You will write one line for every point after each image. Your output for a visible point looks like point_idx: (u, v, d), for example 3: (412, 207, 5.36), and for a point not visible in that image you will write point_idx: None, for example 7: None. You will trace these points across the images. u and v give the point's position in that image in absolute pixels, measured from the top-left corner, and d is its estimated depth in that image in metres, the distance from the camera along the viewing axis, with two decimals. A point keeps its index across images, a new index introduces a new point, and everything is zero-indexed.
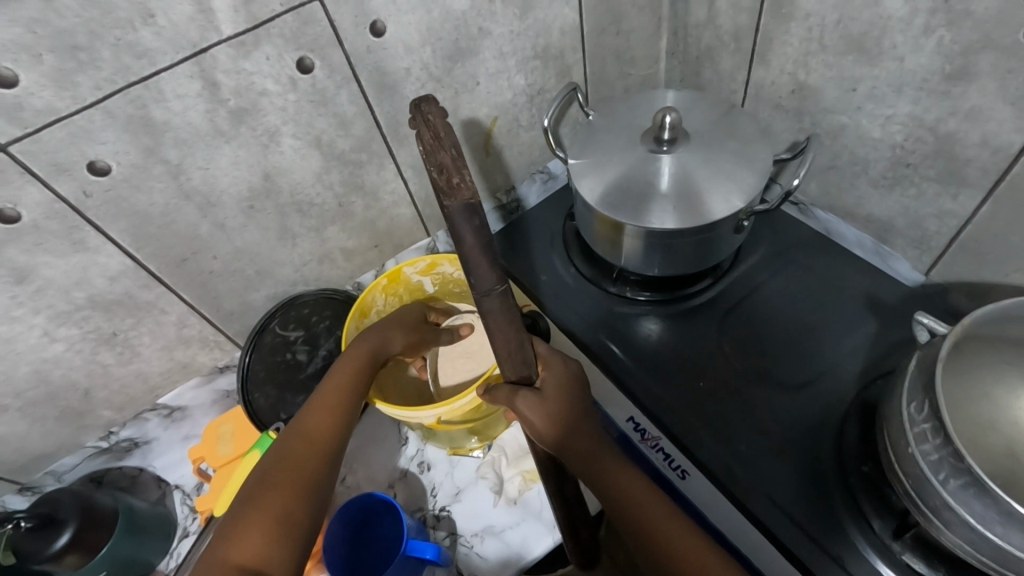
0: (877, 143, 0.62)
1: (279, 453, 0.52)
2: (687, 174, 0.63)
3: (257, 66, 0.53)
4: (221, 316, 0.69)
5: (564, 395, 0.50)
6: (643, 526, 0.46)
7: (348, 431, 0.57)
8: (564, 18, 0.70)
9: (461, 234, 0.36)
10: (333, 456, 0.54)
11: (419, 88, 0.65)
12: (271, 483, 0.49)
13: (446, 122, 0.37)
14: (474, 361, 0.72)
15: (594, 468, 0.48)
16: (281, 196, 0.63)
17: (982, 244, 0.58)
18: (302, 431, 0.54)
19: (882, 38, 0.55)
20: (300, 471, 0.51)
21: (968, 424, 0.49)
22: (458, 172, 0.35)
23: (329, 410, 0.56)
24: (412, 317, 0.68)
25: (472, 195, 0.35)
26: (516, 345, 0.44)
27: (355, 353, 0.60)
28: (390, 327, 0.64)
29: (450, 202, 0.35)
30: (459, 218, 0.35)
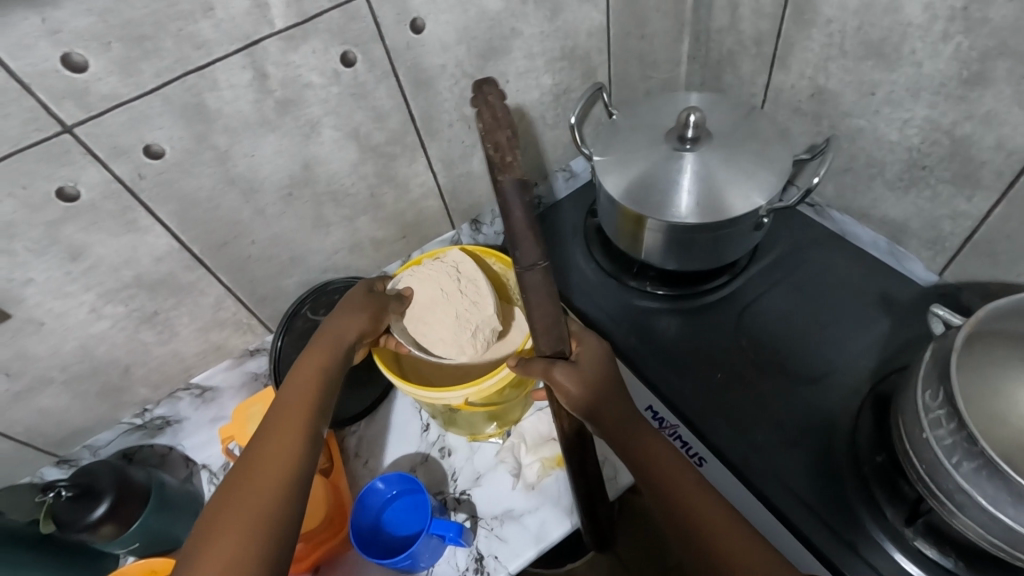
0: (894, 145, 0.64)
1: (232, 482, 0.49)
2: (709, 172, 0.66)
3: (304, 59, 0.56)
4: (255, 299, 0.72)
5: (600, 364, 0.52)
6: (668, 496, 0.48)
7: (315, 447, 0.54)
8: (591, 21, 0.72)
9: (511, 210, 0.39)
10: (301, 473, 0.51)
11: (452, 85, 0.67)
12: (225, 517, 0.46)
13: (502, 102, 0.42)
14: (445, 312, 0.67)
15: (619, 435, 0.51)
16: (318, 185, 0.66)
17: (995, 245, 0.60)
18: (258, 452, 0.51)
19: (901, 44, 0.57)
20: (260, 495, 0.47)
21: (981, 415, 0.51)
22: (511, 151, 0.39)
23: (289, 431, 0.53)
24: (360, 301, 0.65)
25: (521, 173, 0.39)
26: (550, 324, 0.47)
27: (309, 364, 0.59)
28: (341, 329, 0.62)
29: (505, 176, 0.39)
30: (510, 195, 0.39)
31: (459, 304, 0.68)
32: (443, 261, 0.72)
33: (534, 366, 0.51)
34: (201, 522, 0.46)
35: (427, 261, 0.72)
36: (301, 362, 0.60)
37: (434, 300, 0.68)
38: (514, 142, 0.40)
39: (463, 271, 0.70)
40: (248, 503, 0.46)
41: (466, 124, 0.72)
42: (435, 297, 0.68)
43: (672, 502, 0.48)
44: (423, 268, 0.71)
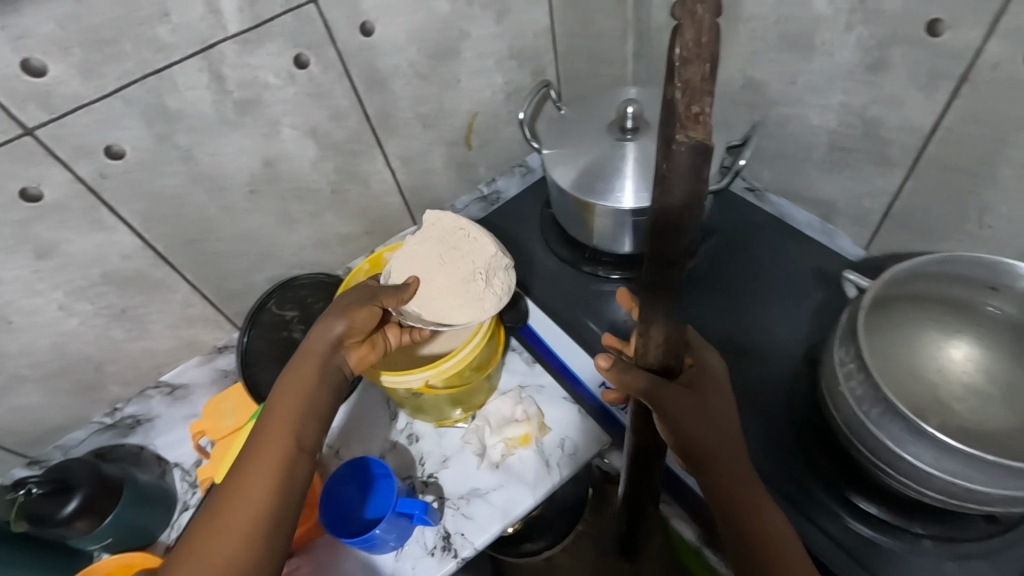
0: (818, 129, 0.69)
1: (225, 493, 0.50)
2: (649, 159, 0.70)
3: (260, 62, 0.59)
4: (222, 296, 0.74)
5: (705, 382, 0.47)
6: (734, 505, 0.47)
7: (299, 473, 0.53)
8: (537, 22, 0.77)
9: (669, 193, 0.28)
10: (286, 496, 0.51)
11: (405, 84, 0.71)
12: (212, 535, 0.48)
13: (716, 19, 0.25)
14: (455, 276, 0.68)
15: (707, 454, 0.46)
16: (281, 182, 0.69)
17: (910, 217, 0.66)
18: (246, 467, 0.52)
19: (815, 36, 0.62)
20: (245, 520, 0.49)
21: (895, 372, 0.56)
22: (702, 98, 0.25)
23: (277, 444, 0.53)
24: (341, 307, 0.63)
25: (706, 136, 0.25)
26: (668, 334, 0.37)
27: (296, 379, 0.58)
28: (321, 340, 0.60)
29: (684, 138, 0.26)
30: (676, 176, 0.27)
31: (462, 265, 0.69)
32: (417, 241, 0.72)
33: (636, 373, 0.41)
34: (193, 532, 0.49)
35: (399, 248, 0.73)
36: (290, 371, 0.58)
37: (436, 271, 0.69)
38: (711, 85, 0.25)
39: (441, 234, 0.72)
40: (218, 543, 0.47)
41: (422, 122, 0.76)
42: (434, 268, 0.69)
43: (736, 512, 0.47)
44: (401, 257, 0.71)
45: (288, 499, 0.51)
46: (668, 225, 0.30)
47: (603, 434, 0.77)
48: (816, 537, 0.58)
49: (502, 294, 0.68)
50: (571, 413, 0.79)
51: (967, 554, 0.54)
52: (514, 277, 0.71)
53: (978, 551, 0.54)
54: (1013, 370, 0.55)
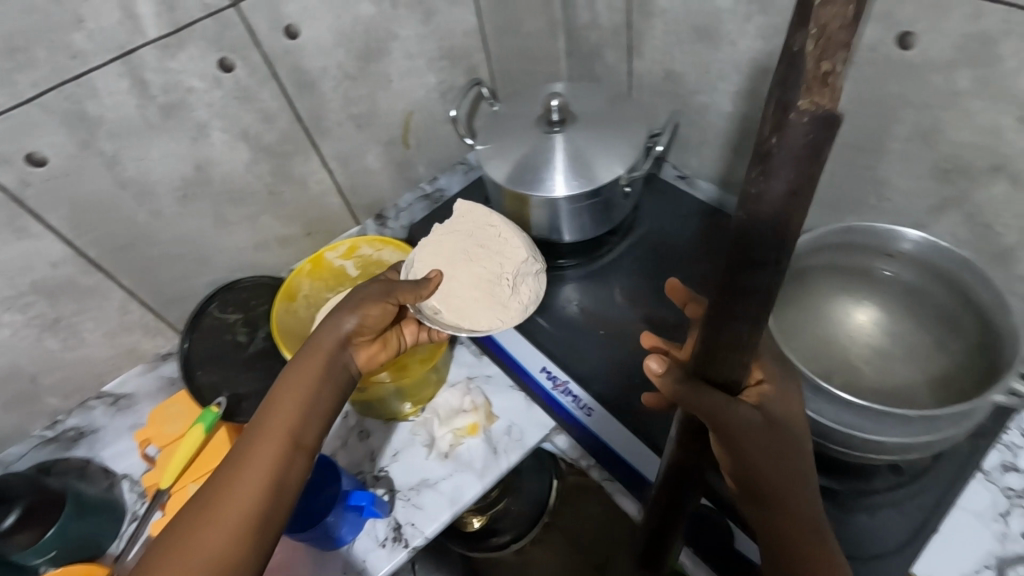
0: (732, 115, 0.73)
1: (217, 480, 0.48)
2: (576, 148, 0.73)
3: (182, 66, 0.60)
4: (161, 302, 0.74)
5: (773, 407, 0.43)
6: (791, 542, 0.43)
7: (294, 468, 0.50)
8: (465, 22, 0.79)
9: (768, 179, 0.25)
10: (278, 492, 0.48)
11: (335, 85, 0.72)
12: (196, 525, 0.45)
13: None
14: (481, 276, 0.69)
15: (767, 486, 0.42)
16: (213, 186, 0.69)
17: (820, 195, 0.70)
18: (239, 456, 0.49)
19: (721, 27, 0.66)
20: (233, 509, 0.46)
21: (807, 338, 0.59)
22: (836, 55, 0.21)
23: (274, 438, 0.51)
24: (353, 302, 0.64)
25: (833, 104, 0.22)
26: (741, 358, 0.34)
27: (300, 372, 0.56)
28: (332, 331, 0.61)
29: (805, 106, 0.22)
30: (781, 162, 0.24)
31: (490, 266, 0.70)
32: (443, 228, 0.74)
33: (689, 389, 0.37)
34: (177, 520, 0.46)
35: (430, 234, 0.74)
36: (295, 365, 0.57)
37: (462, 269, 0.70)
38: (850, 37, 0.21)
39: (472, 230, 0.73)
40: (201, 537, 0.44)
41: (356, 123, 0.77)
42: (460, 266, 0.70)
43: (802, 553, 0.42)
44: (431, 244, 0.73)
45: (280, 493, 0.48)
46: (755, 222, 0.26)
47: (546, 418, 0.78)
48: None
49: (525, 302, 0.70)
50: (517, 400, 0.80)
51: (878, 505, 0.58)
52: (541, 284, 0.72)
53: (887, 500, 0.58)
54: (908, 329, 0.59)
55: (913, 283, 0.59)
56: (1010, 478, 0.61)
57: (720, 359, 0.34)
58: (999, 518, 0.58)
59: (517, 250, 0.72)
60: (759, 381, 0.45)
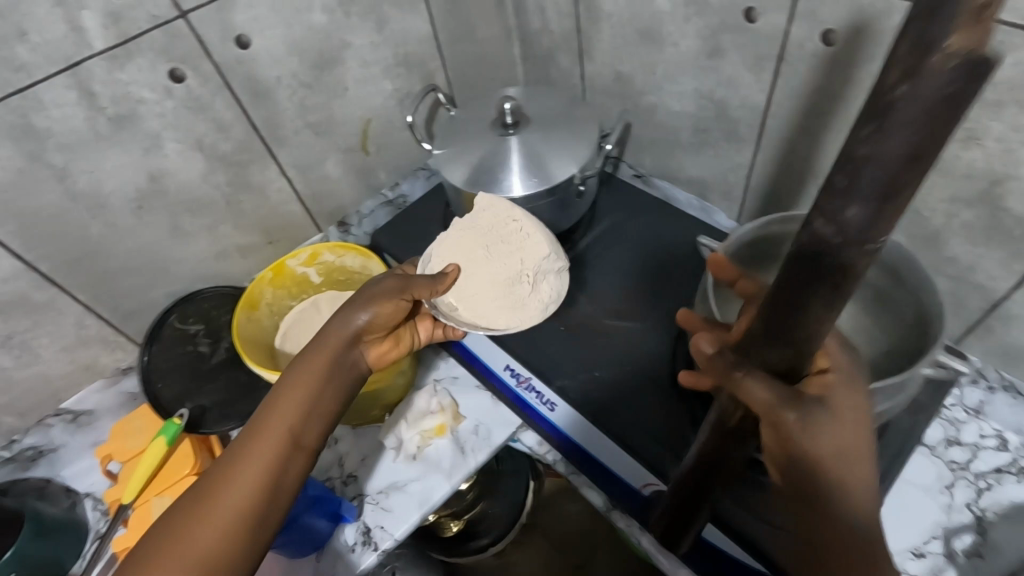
0: (679, 114, 0.76)
1: (217, 474, 0.48)
2: (531, 149, 0.75)
3: (131, 77, 0.60)
4: (119, 315, 0.74)
5: (841, 402, 0.36)
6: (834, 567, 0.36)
7: (294, 469, 0.50)
8: (419, 30, 0.81)
9: (885, 138, 0.21)
10: (277, 494, 0.48)
11: (290, 94, 0.73)
12: (192, 521, 0.45)
13: None
14: (500, 274, 0.69)
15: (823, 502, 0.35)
16: (169, 197, 0.69)
17: (766, 187, 0.73)
18: (241, 452, 0.49)
19: (662, 30, 0.68)
20: (231, 508, 0.46)
21: None
22: None
23: (277, 438, 0.50)
24: (367, 296, 0.62)
25: (983, 46, 0.19)
26: (802, 338, 0.30)
27: (305, 371, 0.54)
28: (343, 326, 0.59)
29: (955, 47, 0.19)
30: (903, 120, 0.21)
31: (510, 263, 0.70)
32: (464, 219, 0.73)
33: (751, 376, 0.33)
34: (177, 509, 0.46)
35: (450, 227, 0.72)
36: (303, 359, 0.55)
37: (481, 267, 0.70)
38: None
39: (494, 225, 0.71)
40: (190, 538, 0.44)
41: (313, 131, 0.78)
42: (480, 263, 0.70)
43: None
44: (449, 238, 0.72)
45: (279, 495, 0.49)
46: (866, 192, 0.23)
47: (512, 416, 0.80)
48: None
49: (546, 300, 0.70)
50: (484, 400, 0.82)
51: None
52: (562, 281, 0.72)
53: None
54: None
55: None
56: (954, 452, 0.66)
57: (775, 336, 0.31)
58: (944, 489, 0.64)
59: (539, 246, 0.71)
60: (823, 370, 0.38)
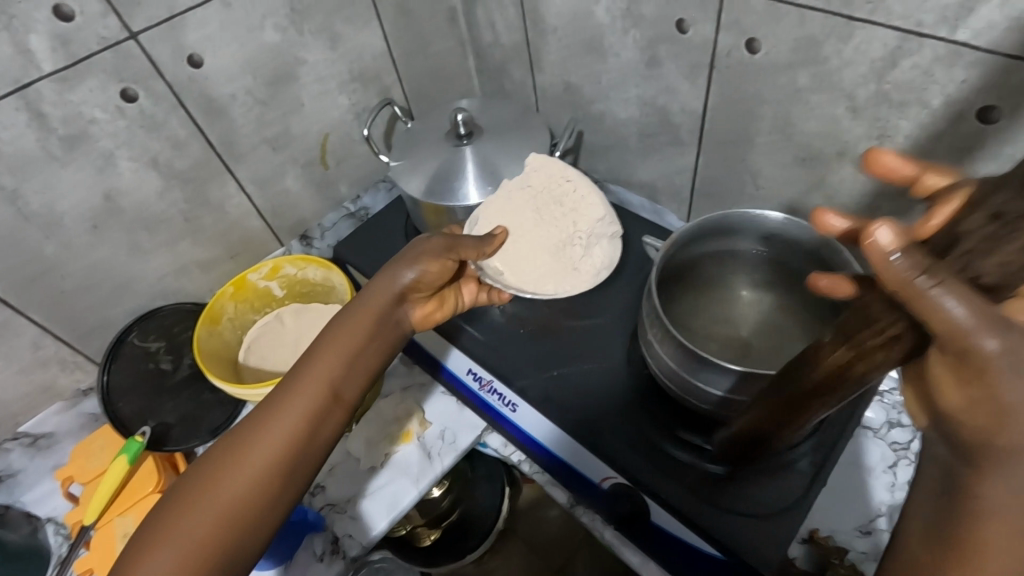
0: (625, 120, 0.79)
1: (259, 415, 0.51)
2: (484, 158, 0.77)
3: (82, 98, 0.61)
4: (78, 335, 0.74)
5: None
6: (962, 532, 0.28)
7: (326, 419, 0.53)
8: (373, 46, 0.83)
9: None
10: (311, 439, 0.51)
11: (246, 111, 0.74)
12: (232, 454, 0.49)
13: None
14: (550, 238, 0.73)
15: (988, 461, 0.27)
16: (125, 215, 0.70)
17: (710, 188, 0.76)
18: (281, 397, 0.52)
19: (605, 42, 0.72)
20: (266, 447, 0.49)
21: (699, 324, 0.66)
22: None
23: (312, 385, 0.52)
24: (414, 253, 0.62)
25: None
26: None
27: (348, 327, 0.57)
28: (384, 285, 0.60)
29: None
30: None
31: (562, 226, 0.74)
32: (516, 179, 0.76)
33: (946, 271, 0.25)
34: (221, 443, 0.50)
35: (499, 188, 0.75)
36: (344, 315, 0.58)
37: (531, 230, 0.73)
38: None
39: (546, 187, 0.75)
40: (233, 472, 0.48)
41: (271, 145, 0.79)
42: (530, 225, 0.73)
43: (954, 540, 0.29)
44: (499, 199, 0.74)
45: (311, 440, 0.51)
46: None
47: (478, 421, 0.81)
48: (657, 478, 0.63)
49: (596, 265, 0.75)
50: (449, 405, 0.83)
51: (780, 467, 0.62)
52: (613, 247, 0.76)
53: (789, 461, 0.62)
54: (784, 303, 0.65)
55: (774, 255, 0.64)
56: (896, 433, 0.70)
57: None
58: (888, 469, 0.68)
59: (592, 209, 0.75)
60: None
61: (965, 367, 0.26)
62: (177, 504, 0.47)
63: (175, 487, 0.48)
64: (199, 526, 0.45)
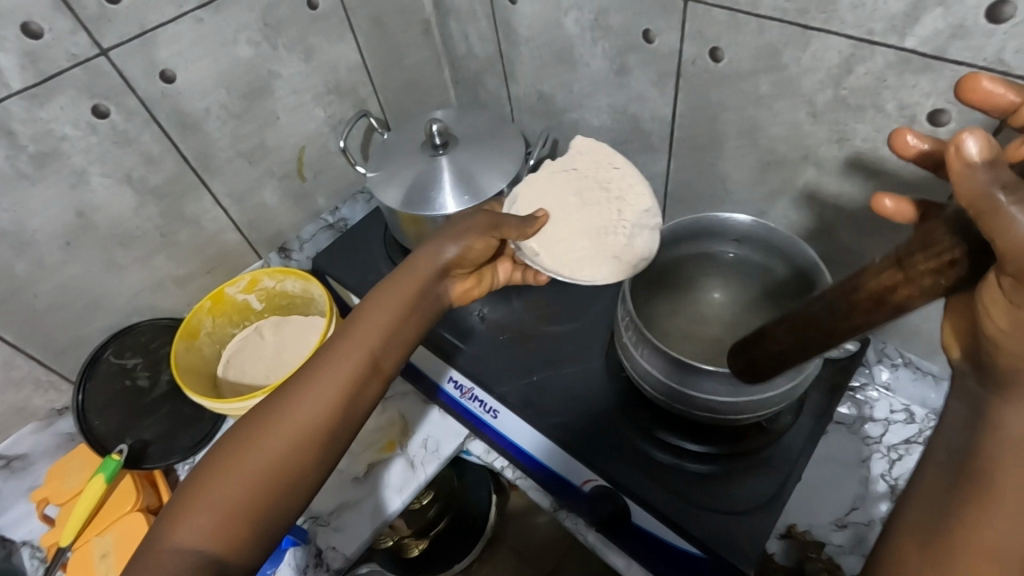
0: (598, 128, 0.80)
1: (304, 378, 0.51)
2: (460, 167, 0.78)
3: (52, 115, 0.61)
4: (52, 354, 0.73)
5: None
6: (983, 479, 0.31)
7: (367, 388, 0.53)
8: (348, 59, 0.83)
9: None
10: (354, 406, 0.52)
11: (220, 125, 0.74)
12: (278, 415, 0.49)
13: None
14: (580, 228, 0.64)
15: (1013, 383, 0.30)
16: (99, 231, 0.69)
17: (682, 193, 0.78)
18: (325, 363, 0.52)
19: (575, 52, 0.73)
20: (312, 410, 0.49)
21: (673, 327, 0.67)
22: None
23: (354, 354, 0.53)
24: (457, 230, 0.63)
25: None
26: None
27: (390, 298, 0.58)
28: (427, 260, 0.62)
29: None
30: None
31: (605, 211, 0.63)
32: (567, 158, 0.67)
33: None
34: (264, 404, 0.50)
35: (541, 169, 0.68)
36: (385, 286, 0.59)
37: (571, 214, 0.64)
38: None
39: (593, 170, 0.66)
40: (274, 429, 0.48)
41: (246, 159, 0.79)
42: (573, 208, 0.64)
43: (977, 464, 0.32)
44: (541, 180, 0.67)
45: (354, 407, 0.52)
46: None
47: (459, 428, 0.82)
48: (636, 479, 0.64)
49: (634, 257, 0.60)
50: (430, 414, 0.83)
51: (755, 465, 0.63)
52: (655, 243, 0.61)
53: (763, 458, 0.64)
54: (755, 303, 0.66)
55: (744, 258, 0.65)
56: (868, 428, 0.71)
57: None
58: (862, 463, 0.70)
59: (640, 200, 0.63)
60: None
61: (1023, 286, 0.27)
62: (219, 459, 0.46)
63: (217, 443, 0.48)
64: (245, 483, 0.45)
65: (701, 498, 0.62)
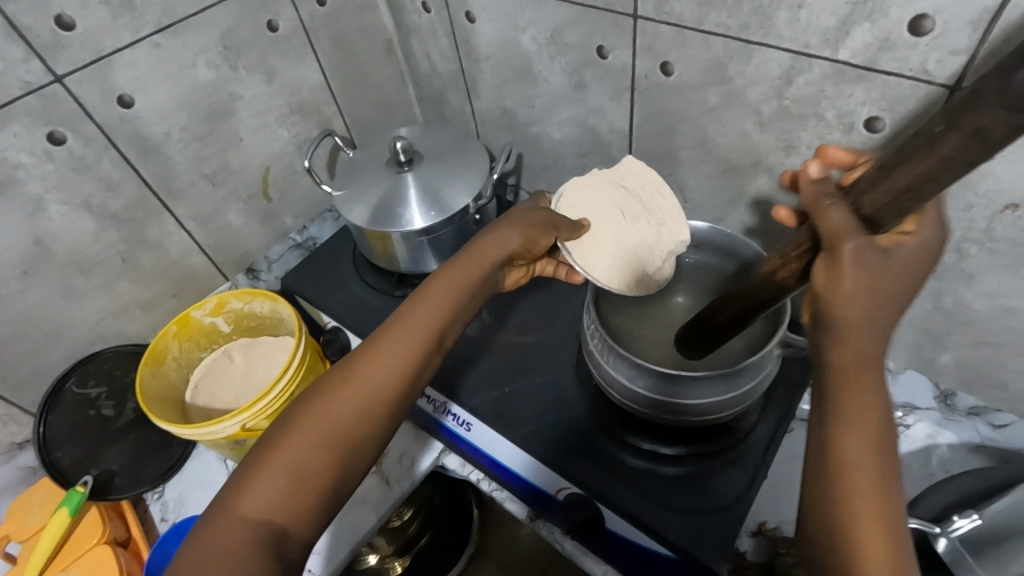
0: (560, 142, 0.82)
1: (371, 350, 0.51)
2: (426, 183, 0.79)
3: (5, 142, 0.60)
4: (10, 386, 0.71)
5: (905, 259, 0.35)
6: (824, 401, 0.36)
7: (427, 367, 0.53)
8: (311, 79, 0.84)
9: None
10: (415, 383, 0.51)
11: (182, 148, 0.74)
12: (345, 383, 0.48)
13: None
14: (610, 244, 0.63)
15: (830, 322, 0.36)
16: (58, 259, 0.68)
17: None
18: (394, 338, 0.52)
19: (534, 68, 0.75)
20: (379, 382, 0.49)
21: (639, 333, 0.68)
22: None
23: (420, 331, 0.53)
24: (520, 219, 0.63)
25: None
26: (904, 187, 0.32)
27: (455, 279, 0.58)
28: (494, 244, 0.61)
29: None
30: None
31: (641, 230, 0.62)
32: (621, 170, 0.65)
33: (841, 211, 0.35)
34: (330, 373, 0.49)
35: (594, 174, 0.66)
36: (450, 265, 0.59)
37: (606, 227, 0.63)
38: None
39: (644, 191, 0.64)
40: (341, 403, 0.47)
41: (210, 181, 0.79)
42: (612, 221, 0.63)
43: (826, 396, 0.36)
44: (594, 183, 0.66)
45: (415, 384, 0.51)
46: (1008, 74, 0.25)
47: (434, 441, 0.81)
48: (609, 485, 0.65)
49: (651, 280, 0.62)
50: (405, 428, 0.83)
51: (723, 464, 0.65)
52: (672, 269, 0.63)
53: (729, 457, 0.65)
54: None
55: (705, 262, 0.67)
56: None
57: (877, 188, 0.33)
58: None
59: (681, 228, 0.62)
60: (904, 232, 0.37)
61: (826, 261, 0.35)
62: (285, 424, 0.46)
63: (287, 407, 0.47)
64: (311, 450, 0.44)
65: (673, 501, 0.63)
